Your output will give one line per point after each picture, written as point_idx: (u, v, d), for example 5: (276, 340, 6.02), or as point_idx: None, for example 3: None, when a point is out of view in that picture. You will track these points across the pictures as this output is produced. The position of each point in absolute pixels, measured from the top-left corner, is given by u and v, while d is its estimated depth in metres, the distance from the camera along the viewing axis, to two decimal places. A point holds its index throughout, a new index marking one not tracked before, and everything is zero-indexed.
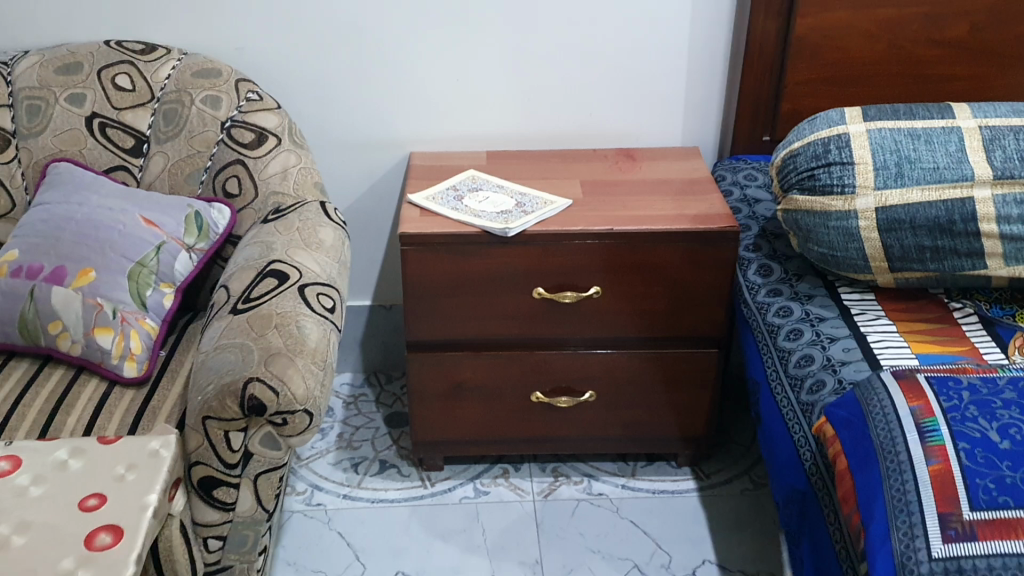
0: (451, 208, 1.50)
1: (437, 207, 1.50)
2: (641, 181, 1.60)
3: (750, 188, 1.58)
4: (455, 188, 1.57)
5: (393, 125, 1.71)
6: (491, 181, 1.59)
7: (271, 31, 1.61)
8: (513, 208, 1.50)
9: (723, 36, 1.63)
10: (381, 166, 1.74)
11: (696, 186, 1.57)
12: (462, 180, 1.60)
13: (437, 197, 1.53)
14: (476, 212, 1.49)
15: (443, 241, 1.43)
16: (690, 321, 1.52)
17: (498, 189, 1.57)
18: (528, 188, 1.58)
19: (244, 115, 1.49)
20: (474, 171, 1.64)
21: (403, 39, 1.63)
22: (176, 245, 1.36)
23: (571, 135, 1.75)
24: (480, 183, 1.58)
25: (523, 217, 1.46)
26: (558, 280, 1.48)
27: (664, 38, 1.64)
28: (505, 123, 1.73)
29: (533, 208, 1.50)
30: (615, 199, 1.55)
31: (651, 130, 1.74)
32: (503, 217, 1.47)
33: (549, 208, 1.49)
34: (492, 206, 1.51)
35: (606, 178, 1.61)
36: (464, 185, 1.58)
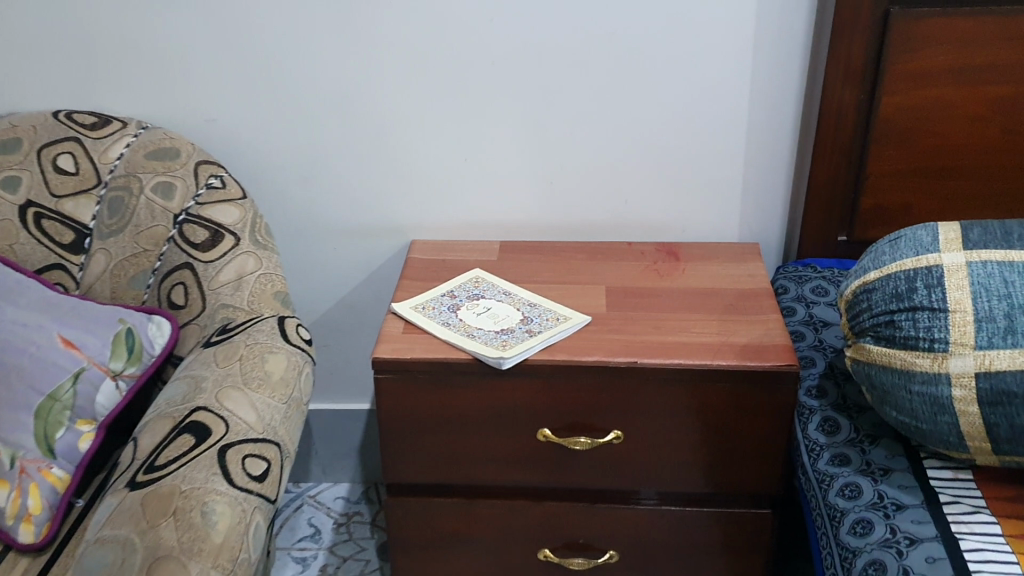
0: (441, 323, 1.23)
1: (425, 321, 1.24)
2: (681, 292, 1.31)
3: (817, 306, 1.27)
4: (448, 294, 1.30)
5: (392, 209, 1.45)
6: (496, 285, 1.32)
7: (247, 99, 1.38)
8: (516, 326, 1.22)
9: (791, 110, 1.34)
10: (377, 254, 1.49)
11: (748, 302, 1.27)
12: (461, 283, 1.33)
13: (428, 307, 1.27)
14: (471, 332, 1.21)
15: (421, 369, 1.16)
16: (734, 477, 1.22)
17: (503, 296, 1.29)
18: (540, 296, 1.30)
19: (201, 207, 1.25)
20: (479, 269, 1.37)
21: (403, 110, 1.37)
22: (98, 371, 1.12)
23: (605, 224, 1.46)
24: (483, 288, 1.31)
25: (526, 343, 1.17)
26: (569, 420, 1.19)
27: (718, 113, 1.35)
28: (525, 208, 1.45)
29: (541, 327, 1.22)
30: (644, 314, 1.25)
31: (701, 220, 1.45)
32: (502, 338, 1.19)
33: (560, 328, 1.21)
34: (492, 322, 1.23)
35: (639, 286, 1.32)
36: (462, 291, 1.31)
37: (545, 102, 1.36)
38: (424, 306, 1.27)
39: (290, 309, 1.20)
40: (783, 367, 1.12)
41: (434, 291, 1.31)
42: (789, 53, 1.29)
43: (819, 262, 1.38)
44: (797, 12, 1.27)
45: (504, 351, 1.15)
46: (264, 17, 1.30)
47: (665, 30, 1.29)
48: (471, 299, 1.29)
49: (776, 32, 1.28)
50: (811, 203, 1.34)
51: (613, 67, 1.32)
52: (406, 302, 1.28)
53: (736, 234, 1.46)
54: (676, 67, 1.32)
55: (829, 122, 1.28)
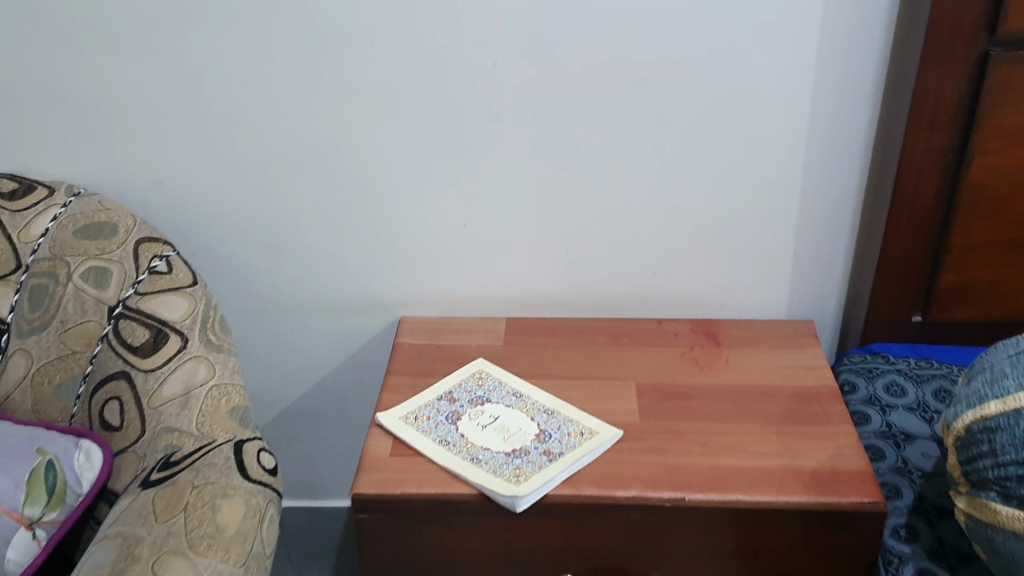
0: (439, 441, 1.00)
1: (418, 438, 1.00)
2: (728, 390, 1.08)
3: (894, 412, 1.06)
4: (444, 396, 1.07)
5: (379, 282, 1.22)
6: (504, 382, 1.09)
7: (202, 156, 1.15)
8: (531, 445, 0.99)
9: (858, 166, 1.12)
10: (360, 334, 1.26)
11: (810, 408, 1.05)
12: (462, 378, 1.10)
13: (421, 417, 1.04)
14: (476, 454, 0.98)
15: (415, 508, 0.93)
16: None
17: (512, 400, 1.06)
18: (557, 399, 1.07)
19: (143, 299, 1.01)
20: (483, 359, 1.14)
21: (392, 169, 1.14)
22: (10, 521, 0.90)
23: (631, 296, 1.24)
24: (487, 388, 1.08)
25: (546, 472, 0.95)
26: (596, 564, 0.97)
27: (771, 168, 1.13)
28: (535, 280, 1.23)
29: (561, 447, 0.99)
30: (686, 425, 1.03)
31: (744, 290, 1.23)
32: (515, 464, 0.96)
33: (586, 447, 0.98)
34: (501, 439, 1.00)
35: (676, 384, 1.09)
36: (461, 391, 1.08)
37: (562, 158, 1.13)
38: (417, 416, 1.04)
39: (250, 429, 0.98)
40: (865, 505, 0.90)
41: (428, 392, 1.08)
42: (858, 100, 1.08)
43: (890, 348, 1.17)
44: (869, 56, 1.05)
45: (521, 486, 0.92)
46: (223, 61, 1.08)
47: (709, 71, 1.06)
48: (473, 404, 1.06)
49: (843, 78, 1.06)
50: (883, 276, 1.13)
51: (645, 118, 1.10)
52: (395, 410, 1.05)
53: (785, 307, 1.24)
54: (722, 115, 1.09)
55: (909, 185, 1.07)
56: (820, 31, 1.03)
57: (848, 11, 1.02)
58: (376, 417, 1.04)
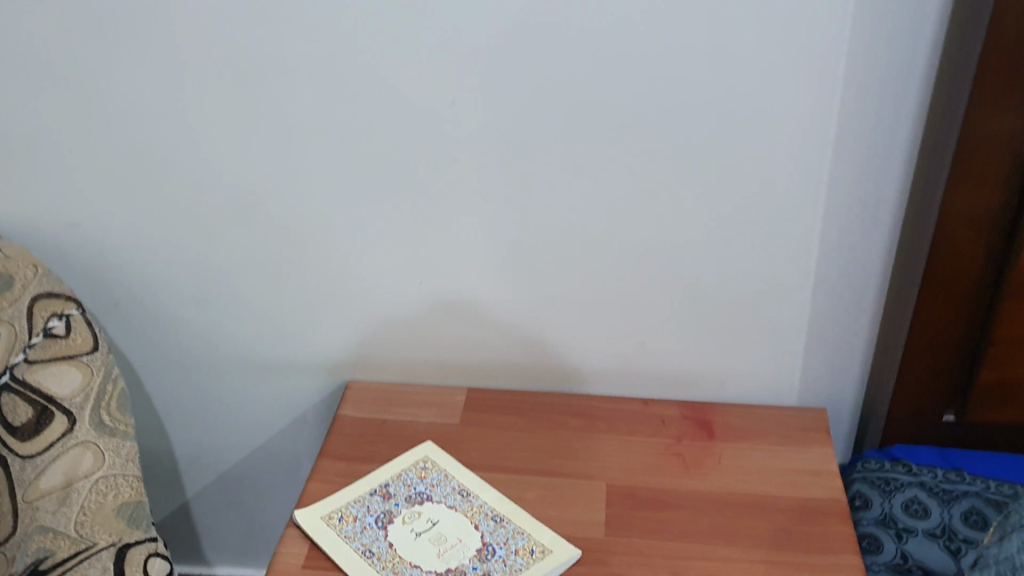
0: (362, 552, 0.85)
1: (338, 545, 0.86)
2: (713, 502, 0.91)
3: (912, 539, 0.89)
4: (379, 489, 0.92)
5: (325, 339, 1.08)
6: (451, 475, 0.93)
7: (125, 196, 1.00)
8: (470, 563, 0.84)
9: (885, 237, 0.94)
10: (305, 396, 1.12)
11: (808, 529, 0.88)
12: (403, 466, 0.95)
13: (347, 517, 0.89)
14: (403, 573, 0.83)
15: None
16: None
17: (456, 500, 0.91)
18: (509, 500, 0.91)
19: (31, 368, 0.86)
20: (432, 441, 0.99)
21: (337, 218, 0.99)
22: None
23: (613, 370, 1.07)
24: (430, 482, 0.93)
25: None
26: None
27: (782, 236, 0.95)
28: (502, 347, 1.07)
29: (503, 569, 0.83)
30: (655, 545, 0.87)
31: (745, 368, 1.05)
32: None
33: (534, 572, 0.83)
34: (435, 552, 0.85)
35: (652, 488, 0.93)
36: (399, 484, 0.92)
37: (533, 214, 0.96)
38: (342, 515, 0.89)
39: (141, 529, 0.83)
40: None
41: (361, 483, 0.93)
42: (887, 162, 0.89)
43: (915, 451, 0.99)
44: (906, 111, 0.86)
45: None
46: (143, 90, 0.93)
47: (710, 121, 0.89)
48: (410, 503, 0.90)
49: (873, 136, 0.88)
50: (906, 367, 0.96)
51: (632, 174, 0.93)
52: (318, 507, 0.90)
53: (793, 391, 1.06)
54: (724, 174, 0.91)
55: (947, 265, 0.89)
56: (847, 81, 0.85)
57: (881, 58, 0.83)
58: (295, 515, 0.89)
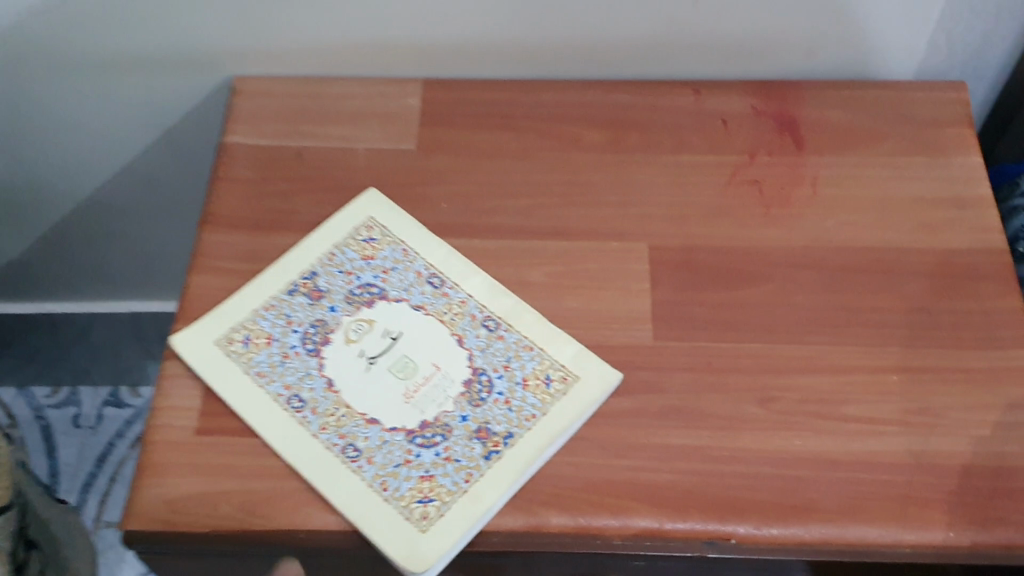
0: (288, 403, 0.55)
1: (247, 394, 0.55)
2: (813, 271, 0.60)
3: None
4: (301, 285, 0.59)
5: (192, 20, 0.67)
6: (411, 252, 0.61)
7: None
8: (456, 412, 0.54)
9: None
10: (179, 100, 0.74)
11: (957, 306, 0.59)
12: (335, 240, 0.61)
13: (257, 340, 0.57)
14: (354, 439, 0.53)
15: (233, 543, 0.52)
16: None
17: (423, 296, 0.59)
18: (506, 290, 0.59)
19: None
20: (376, 188, 0.64)
21: None
22: None
23: (647, 41, 0.69)
24: (380, 268, 0.60)
25: (479, 493, 0.51)
26: None
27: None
28: (467, 20, 0.67)
29: (507, 421, 0.54)
30: (731, 354, 0.57)
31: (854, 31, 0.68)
32: (424, 470, 0.52)
33: (555, 424, 0.54)
34: (401, 398, 0.55)
35: (718, 250, 0.61)
36: (333, 274, 0.60)
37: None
38: (250, 338, 0.57)
39: None
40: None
41: (272, 274, 0.60)
42: None
43: None
44: None
45: (433, 545, 0.49)
46: None
47: None
48: (353, 306, 0.58)
49: None
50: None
51: None
52: (210, 326, 0.58)
53: (912, 60, 0.70)
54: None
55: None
56: None
57: None
58: (173, 344, 0.57)
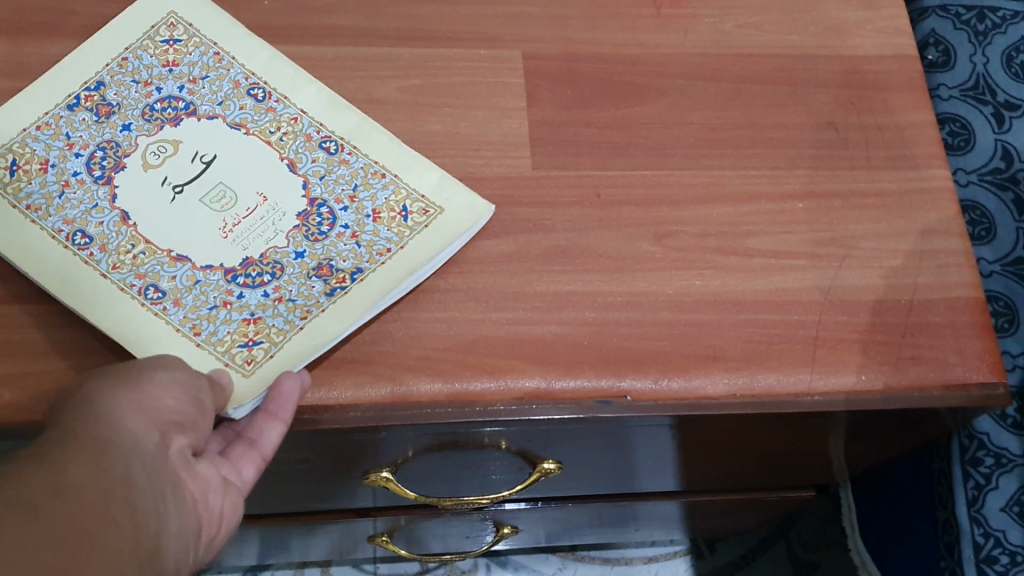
0: (67, 240, 0.43)
1: (11, 229, 0.42)
2: (707, 83, 0.52)
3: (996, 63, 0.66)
4: (84, 98, 0.46)
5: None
6: (228, 58, 0.49)
7: None
8: (290, 249, 0.44)
9: None
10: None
11: (865, 122, 0.52)
12: (127, 45, 0.48)
13: (25, 166, 0.44)
14: (156, 279, 0.42)
15: (14, 437, 0.40)
16: (750, 471, 0.61)
17: (245, 111, 0.47)
18: (348, 104, 0.48)
19: None
20: None
21: None
22: None
23: None
24: (186, 77, 0.48)
25: (321, 328, 0.42)
26: (428, 451, 0.50)
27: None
28: None
29: (355, 257, 0.44)
30: (622, 183, 0.49)
31: None
32: (248, 313, 0.42)
33: (416, 258, 0.44)
34: (218, 233, 0.44)
35: (602, 59, 0.52)
36: (126, 84, 0.47)
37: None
38: (16, 165, 0.44)
39: None
40: (951, 390, 0.45)
41: (44, 86, 0.46)
42: None
43: None
44: None
45: (257, 391, 0.41)
46: None
47: None
48: (152, 125, 0.46)
49: None
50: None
51: None
52: None
53: None
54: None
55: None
56: None
57: None
58: None
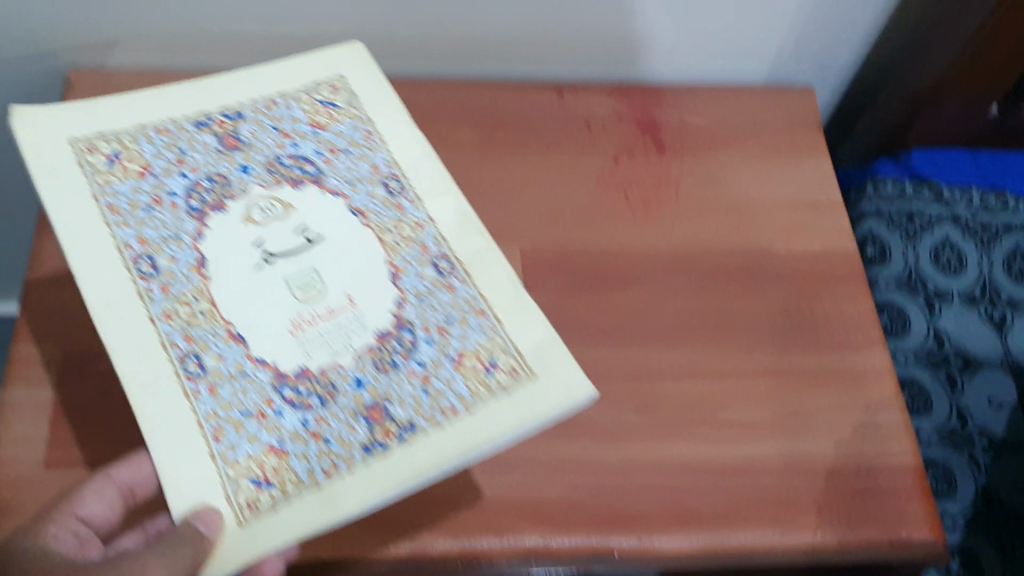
0: (132, 262, 0.46)
1: (88, 221, 0.47)
2: (681, 275, 0.61)
3: (925, 255, 0.71)
4: (217, 123, 0.53)
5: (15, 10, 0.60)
6: (376, 139, 0.55)
7: None
8: (353, 373, 0.45)
9: None
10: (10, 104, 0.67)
11: (817, 310, 0.61)
12: (285, 91, 0.55)
13: (127, 164, 0.49)
14: (202, 351, 0.45)
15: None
16: None
17: (374, 199, 0.52)
18: (479, 228, 0.52)
19: None
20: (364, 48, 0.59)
21: None
22: None
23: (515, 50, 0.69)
24: (328, 145, 0.54)
25: (337, 497, 0.42)
26: None
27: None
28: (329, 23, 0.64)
29: (414, 408, 0.45)
30: (608, 361, 0.57)
31: (715, 40, 0.69)
32: (278, 436, 0.43)
33: (478, 414, 0.45)
34: (287, 325, 0.46)
35: (590, 256, 0.61)
36: (264, 130, 0.53)
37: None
38: (120, 159, 0.49)
39: None
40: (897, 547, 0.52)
41: (187, 104, 0.53)
42: None
43: (941, 160, 0.74)
44: None
45: (235, 553, 0.40)
46: None
47: None
48: (271, 178, 0.51)
49: None
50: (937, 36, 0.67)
51: None
52: (81, 125, 0.50)
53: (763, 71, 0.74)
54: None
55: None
56: None
57: None
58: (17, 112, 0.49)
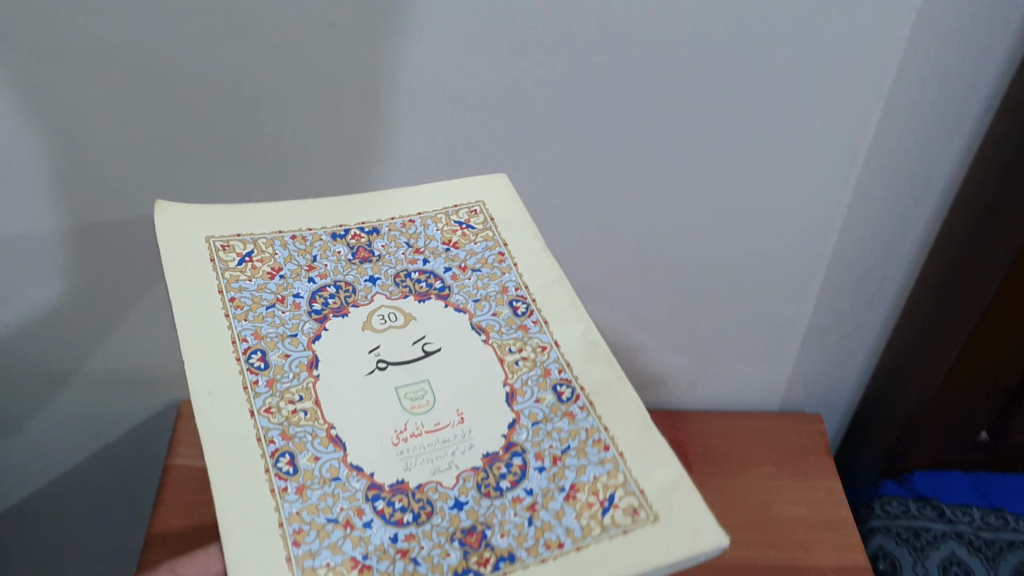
0: (242, 354, 0.41)
1: (205, 314, 0.42)
2: None
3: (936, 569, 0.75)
4: (352, 236, 0.48)
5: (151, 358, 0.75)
6: (508, 261, 0.48)
7: None
8: (453, 493, 0.38)
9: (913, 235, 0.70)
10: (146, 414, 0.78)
11: None
12: (424, 212, 0.51)
13: (256, 264, 0.46)
14: (296, 450, 0.38)
15: None
16: None
17: (498, 317, 0.45)
18: (609, 356, 0.44)
19: None
20: (507, 177, 0.54)
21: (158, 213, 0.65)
22: None
23: None
24: (458, 262, 0.48)
25: None
26: None
27: (808, 192, 0.66)
28: None
29: (517, 538, 0.36)
30: None
31: (736, 345, 0.80)
32: (362, 548, 0.36)
33: (597, 554, 0.36)
34: (389, 437, 0.39)
35: None
36: (395, 242, 0.48)
37: (460, 121, 0.61)
38: (252, 258, 0.46)
39: None
40: None
41: (320, 216, 0.49)
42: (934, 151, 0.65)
43: (940, 486, 0.83)
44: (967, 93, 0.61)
45: None
46: None
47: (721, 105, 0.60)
48: (397, 290, 0.46)
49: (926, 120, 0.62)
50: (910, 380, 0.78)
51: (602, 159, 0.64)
52: (217, 221, 0.47)
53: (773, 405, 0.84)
54: (730, 104, 0.61)
55: (982, 258, 0.68)
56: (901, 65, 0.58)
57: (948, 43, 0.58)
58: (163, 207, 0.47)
